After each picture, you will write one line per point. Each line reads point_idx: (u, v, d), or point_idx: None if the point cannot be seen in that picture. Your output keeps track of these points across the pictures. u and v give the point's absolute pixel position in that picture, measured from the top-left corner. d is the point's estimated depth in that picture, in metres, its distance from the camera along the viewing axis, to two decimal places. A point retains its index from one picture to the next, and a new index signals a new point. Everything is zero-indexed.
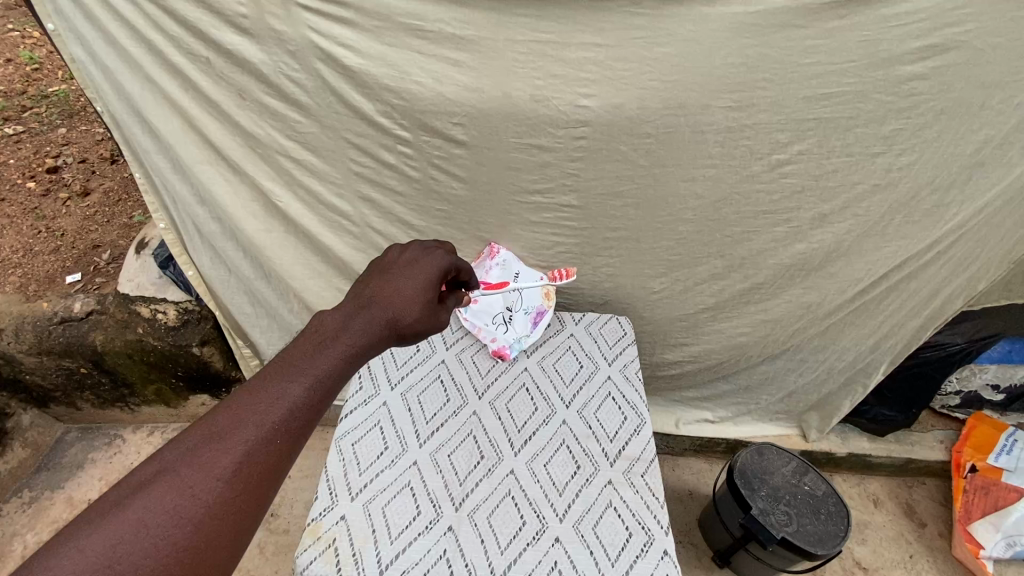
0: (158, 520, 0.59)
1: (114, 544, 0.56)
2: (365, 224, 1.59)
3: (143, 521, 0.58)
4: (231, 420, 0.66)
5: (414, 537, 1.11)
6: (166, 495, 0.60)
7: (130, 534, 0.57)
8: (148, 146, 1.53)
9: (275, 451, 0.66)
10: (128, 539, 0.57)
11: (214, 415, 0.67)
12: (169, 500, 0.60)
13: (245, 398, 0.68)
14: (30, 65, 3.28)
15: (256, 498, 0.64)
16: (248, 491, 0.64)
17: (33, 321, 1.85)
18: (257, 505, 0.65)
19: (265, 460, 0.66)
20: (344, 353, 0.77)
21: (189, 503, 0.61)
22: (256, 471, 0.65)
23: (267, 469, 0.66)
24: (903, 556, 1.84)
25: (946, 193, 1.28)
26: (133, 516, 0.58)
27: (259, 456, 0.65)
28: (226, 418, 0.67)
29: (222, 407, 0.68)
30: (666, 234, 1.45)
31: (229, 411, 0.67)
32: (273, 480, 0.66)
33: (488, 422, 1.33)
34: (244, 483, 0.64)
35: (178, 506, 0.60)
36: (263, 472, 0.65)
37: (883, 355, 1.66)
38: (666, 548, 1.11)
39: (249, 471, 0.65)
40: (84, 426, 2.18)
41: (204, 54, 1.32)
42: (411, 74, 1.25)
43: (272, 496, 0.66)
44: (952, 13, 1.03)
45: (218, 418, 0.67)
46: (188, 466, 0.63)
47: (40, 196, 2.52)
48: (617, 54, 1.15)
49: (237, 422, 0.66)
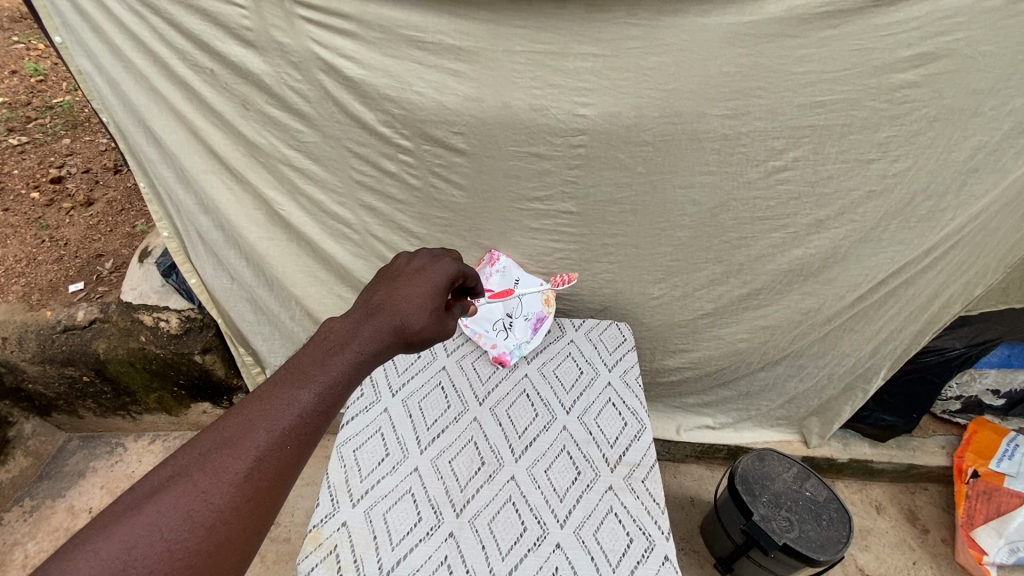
0: (170, 523, 0.59)
1: (127, 548, 0.56)
2: (366, 232, 1.60)
3: (157, 524, 0.59)
4: (242, 425, 0.67)
5: (416, 544, 1.11)
6: (178, 498, 0.61)
7: (144, 537, 0.58)
8: (153, 155, 1.55)
9: (285, 457, 0.67)
10: (142, 543, 0.57)
11: (225, 420, 0.68)
12: (182, 504, 0.61)
13: (257, 403, 0.69)
14: (35, 76, 3.33)
15: (266, 502, 0.65)
16: (258, 495, 0.65)
17: (37, 330, 1.86)
18: (267, 508, 0.65)
19: (276, 465, 0.66)
20: (354, 359, 0.78)
21: (201, 507, 0.61)
22: (267, 476, 0.66)
23: (277, 474, 0.67)
24: (906, 562, 1.83)
25: (941, 199, 1.29)
26: (147, 519, 0.59)
27: (268, 462, 0.66)
28: (236, 423, 0.67)
29: (234, 412, 0.69)
30: (665, 240, 1.46)
31: (240, 417, 0.68)
32: (282, 484, 0.67)
33: (488, 428, 1.34)
34: (254, 488, 0.65)
35: (191, 510, 0.61)
36: (271, 477, 0.66)
37: (881, 360, 1.67)
38: (667, 553, 1.11)
39: (259, 476, 0.65)
40: (85, 435, 2.19)
41: (209, 65, 1.34)
42: (412, 84, 1.26)
43: (280, 500, 0.67)
44: (942, 22, 1.05)
45: (229, 423, 0.67)
46: (200, 471, 0.63)
47: (43, 206, 2.54)
48: (613, 64, 1.17)
49: (248, 428, 0.67)
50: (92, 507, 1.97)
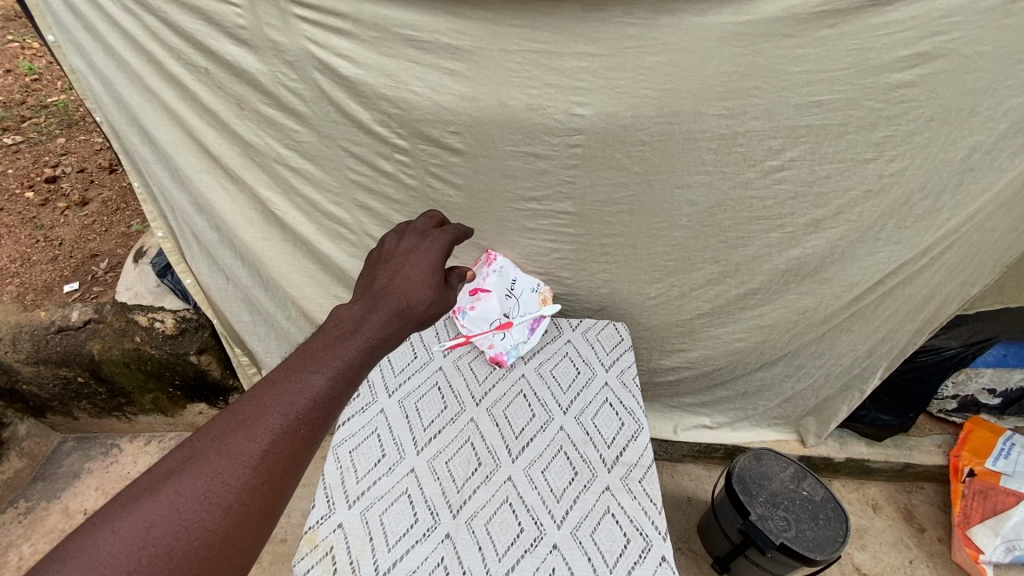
0: (188, 504, 0.59)
1: (147, 526, 0.57)
2: (363, 232, 1.60)
3: (176, 505, 0.58)
4: (256, 408, 0.66)
5: (412, 545, 1.11)
6: (195, 480, 0.60)
7: (162, 516, 0.57)
8: (148, 155, 1.54)
9: (300, 440, 0.65)
10: (161, 522, 0.57)
11: (238, 403, 0.67)
12: (199, 486, 0.60)
13: (271, 387, 0.68)
14: (29, 75, 3.31)
15: (281, 485, 0.64)
16: (274, 477, 0.64)
17: (31, 331, 1.85)
18: (281, 490, 0.64)
19: (291, 449, 0.65)
20: (364, 344, 0.76)
21: (218, 489, 0.60)
22: (282, 459, 0.64)
23: (293, 456, 0.65)
24: (903, 561, 1.83)
25: (937, 199, 1.29)
26: (165, 500, 0.58)
27: (284, 444, 0.65)
28: (251, 405, 0.66)
29: (248, 395, 0.67)
30: (662, 240, 1.46)
31: (255, 401, 0.67)
32: (298, 466, 0.66)
33: (485, 429, 1.34)
34: (270, 470, 0.64)
35: (207, 492, 0.60)
36: (288, 458, 0.65)
37: (878, 360, 1.67)
38: (665, 554, 1.11)
39: (274, 458, 0.64)
40: (81, 435, 2.18)
41: (204, 64, 1.33)
42: (408, 84, 1.26)
43: (296, 483, 0.66)
44: (939, 22, 1.04)
45: (244, 405, 0.66)
46: (216, 453, 0.62)
47: (38, 205, 2.52)
48: (610, 63, 1.17)
49: (262, 411, 0.66)
50: (87, 509, 1.96)
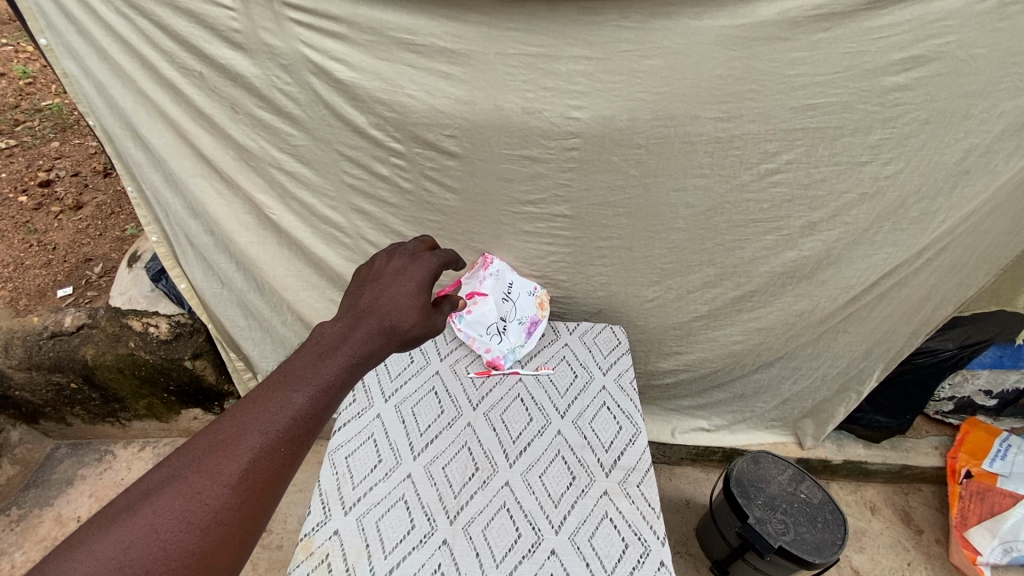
0: (166, 524, 0.58)
1: (124, 548, 0.55)
2: (358, 236, 1.59)
3: (153, 524, 0.57)
4: (237, 426, 0.65)
5: (409, 551, 1.10)
6: (174, 499, 0.59)
7: (140, 537, 0.56)
8: (142, 160, 1.53)
9: (281, 458, 0.65)
10: (138, 543, 0.56)
11: (220, 422, 0.66)
12: (178, 505, 0.59)
13: (251, 406, 0.67)
14: (23, 79, 3.29)
15: (261, 505, 0.63)
16: (254, 497, 0.63)
17: (24, 336, 1.83)
18: (263, 510, 0.64)
19: (272, 467, 0.65)
20: (346, 361, 0.76)
21: (197, 507, 0.60)
22: (263, 478, 0.64)
23: (273, 475, 0.65)
24: (902, 563, 1.83)
25: (933, 201, 1.29)
26: (142, 520, 0.57)
27: (264, 463, 0.64)
28: (232, 425, 0.66)
29: (228, 415, 0.67)
30: (658, 243, 1.46)
31: (236, 419, 0.66)
32: (278, 485, 0.65)
33: (482, 433, 1.33)
34: (250, 490, 0.63)
35: (186, 512, 0.59)
36: (267, 477, 0.64)
37: (874, 361, 1.67)
38: (664, 558, 1.10)
39: (254, 478, 0.63)
40: (73, 442, 2.16)
41: (197, 68, 1.32)
42: (404, 87, 1.25)
43: (277, 502, 0.65)
44: (933, 25, 1.05)
45: (225, 424, 0.66)
46: (196, 472, 0.62)
47: (31, 210, 2.51)
48: (606, 66, 1.16)
49: (243, 430, 0.65)
50: (80, 516, 1.94)
